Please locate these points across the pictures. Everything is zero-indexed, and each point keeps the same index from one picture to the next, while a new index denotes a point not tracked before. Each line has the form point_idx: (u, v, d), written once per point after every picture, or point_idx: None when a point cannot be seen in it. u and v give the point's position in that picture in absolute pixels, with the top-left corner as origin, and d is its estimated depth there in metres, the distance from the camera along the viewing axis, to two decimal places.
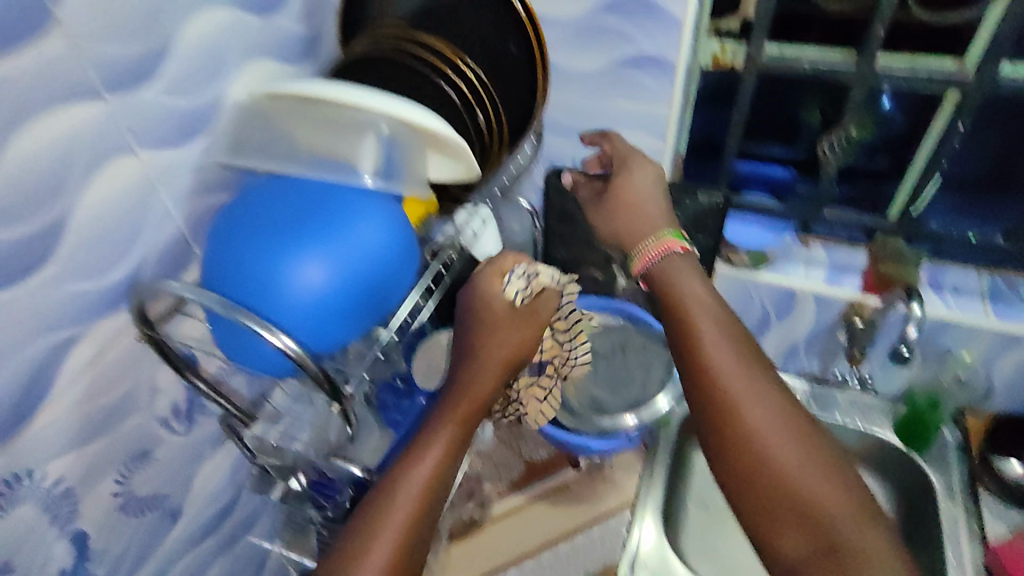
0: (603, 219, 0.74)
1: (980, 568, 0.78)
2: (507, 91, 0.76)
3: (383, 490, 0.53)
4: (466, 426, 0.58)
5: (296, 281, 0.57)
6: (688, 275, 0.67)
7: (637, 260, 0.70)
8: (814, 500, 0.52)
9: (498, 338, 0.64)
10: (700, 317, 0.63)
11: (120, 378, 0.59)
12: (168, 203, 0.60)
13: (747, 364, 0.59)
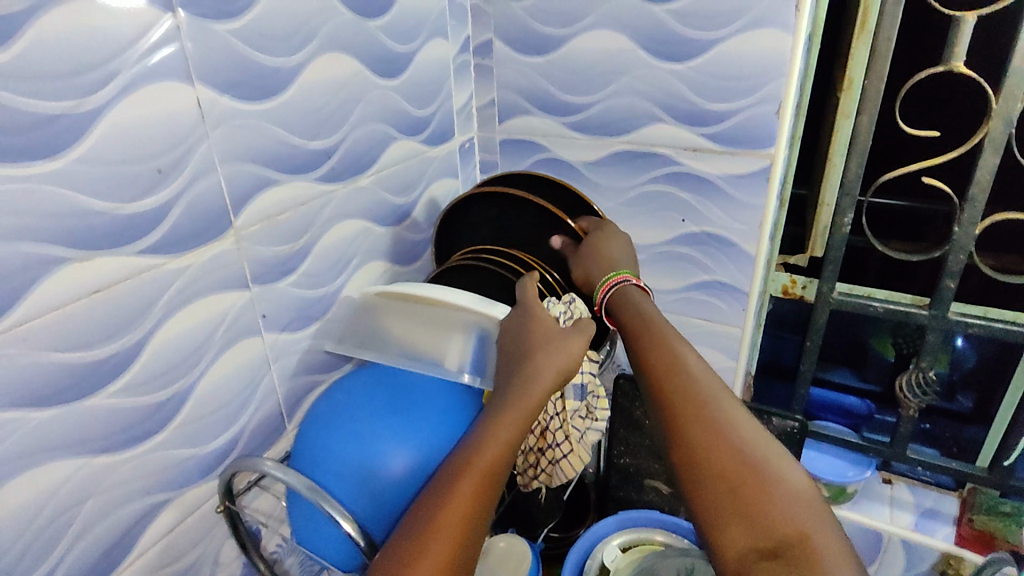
0: (575, 264, 0.73)
1: None
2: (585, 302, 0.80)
3: (426, 515, 0.50)
4: (498, 446, 0.55)
5: (379, 468, 0.58)
6: (643, 305, 0.64)
7: (603, 283, 0.68)
8: (773, 498, 0.47)
9: (547, 358, 0.61)
10: (670, 339, 0.59)
11: (190, 548, 0.59)
12: (274, 380, 0.65)
13: (708, 379, 0.55)
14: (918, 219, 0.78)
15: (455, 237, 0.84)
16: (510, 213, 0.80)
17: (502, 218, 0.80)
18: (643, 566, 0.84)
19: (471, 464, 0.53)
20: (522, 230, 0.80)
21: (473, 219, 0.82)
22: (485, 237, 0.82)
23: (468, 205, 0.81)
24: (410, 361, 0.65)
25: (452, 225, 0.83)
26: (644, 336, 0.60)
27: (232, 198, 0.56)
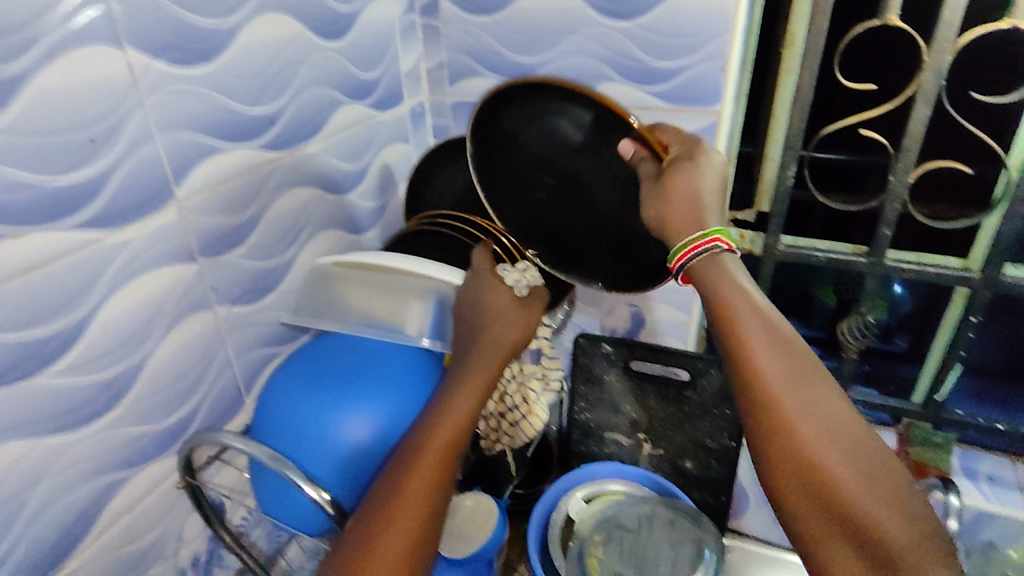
0: (652, 204, 0.59)
1: None
2: (636, 231, 0.71)
3: (385, 494, 0.51)
4: (457, 424, 0.55)
5: (340, 435, 0.59)
6: (729, 280, 0.53)
7: (680, 250, 0.56)
8: (893, 533, 0.43)
9: (497, 333, 0.62)
10: (756, 327, 0.51)
11: (153, 524, 0.59)
12: (229, 355, 0.64)
13: (809, 386, 0.48)
14: (855, 171, 0.81)
15: (492, 132, 0.72)
16: (568, 117, 0.68)
17: (556, 115, 0.68)
18: (605, 519, 0.89)
19: (427, 448, 0.53)
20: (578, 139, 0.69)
21: (520, 111, 0.70)
22: (529, 140, 0.71)
23: (523, 95, 0.68)
24: (371, 329, 0.66)
25: (491, 122, 0.71)
26: (723, 326, 0.52)
27: (172, 167, 0.54)
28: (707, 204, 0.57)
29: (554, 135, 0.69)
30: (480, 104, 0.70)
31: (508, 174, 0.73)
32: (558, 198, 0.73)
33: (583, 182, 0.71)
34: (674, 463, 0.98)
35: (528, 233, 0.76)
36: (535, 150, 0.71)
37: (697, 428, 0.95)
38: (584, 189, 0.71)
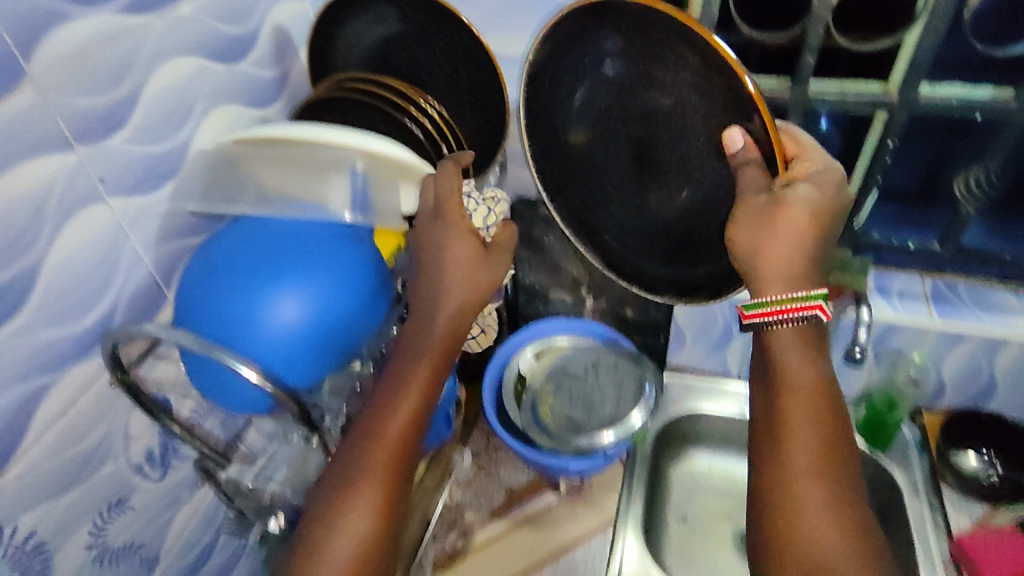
0: (746, 218, 0.56)
1: (948, 560, 0.86)
2: (690, 234, 0.68)
3: (336, 499, 0.54)
4: (401, 417, 0.57)
5: (271, 315, 0.58)
6: (795, 354, 0.54)
7: (761, 305, 0.55)
8: None
9: (452, 283, 0.60)
10: (799, 402, 0.53)
11: (94, 426, 0.59)
12: (138, 249, 0.60)
13: (830, 462, 0.52)
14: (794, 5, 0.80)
15: (567, 57, 0.64)
16: (674, 76, 0.59)
17: (655, 67, 0.60)
18: (555, 371, 0.96)
19: (370, 455, 0.55)
20: (669, 94, 0.61)
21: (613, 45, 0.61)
22: (612, 81, 0.64)
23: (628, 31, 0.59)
24: (286, 206, 0.62)
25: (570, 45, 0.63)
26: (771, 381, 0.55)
27: (13, 37, 0.47)
28: (809, 237, 0.54)
29: (653, 85, 0.61)
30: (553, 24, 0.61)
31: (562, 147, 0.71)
32: (610, 152, 0.69)
33: (656, 158, 0.66)
34: (617, 312, 1.03)
35: (556, 181, 0.74)
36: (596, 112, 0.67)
37: None
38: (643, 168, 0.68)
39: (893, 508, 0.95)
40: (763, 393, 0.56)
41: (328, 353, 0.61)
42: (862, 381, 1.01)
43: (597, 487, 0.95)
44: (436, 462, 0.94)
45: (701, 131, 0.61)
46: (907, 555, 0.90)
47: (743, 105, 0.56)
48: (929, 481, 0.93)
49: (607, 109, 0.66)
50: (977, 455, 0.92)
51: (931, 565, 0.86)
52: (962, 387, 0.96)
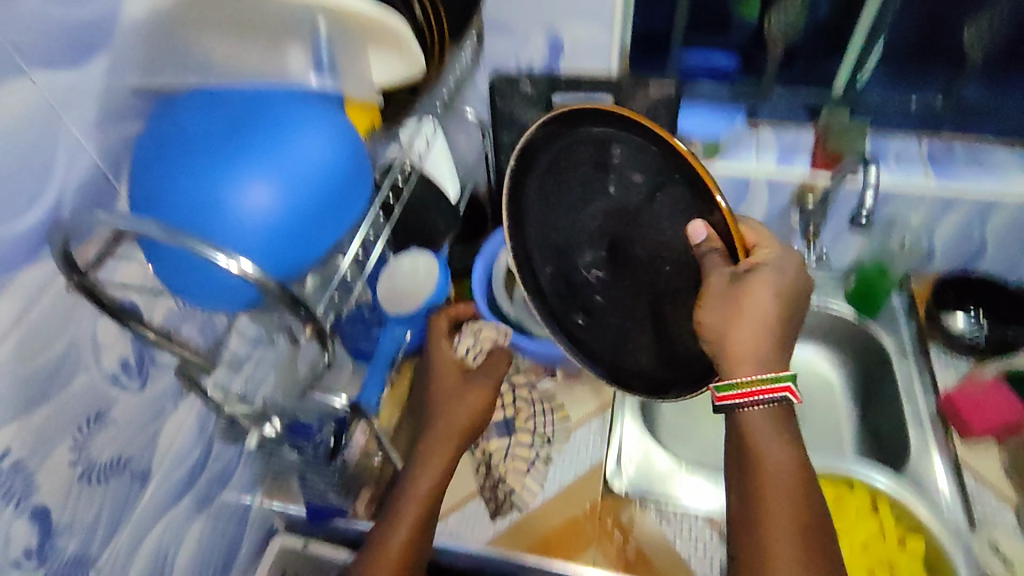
0: (717, 308, 0.58)
1: (935, 414, 0.89)
2: (663, 318, 0.71)
3: (376, 548, 0.65)
4: (402, 544, 0.66)
5: (242, 200, 0.50)
6: (763, 433, 0.56)
7: (732, 388, 0.57)
8: None
9: (459, 410, 0.74)
10: (775, 488, 0.53)
11: (57, 334, 0.53)
12: (76, 135, 0.52)
13: (801, 527, 0.52)
14: None
15: (556, 149, 0.70)
16: (629, 163, 0.66)
17: (609, 153, 0.67)
18: None
19: (400, 519, 0.67)
20: (637, 171, 0.66)
21: (586, 135, 0.67)
22: (582, 170, 0.70)
23: (615, 133, 0.65)
24: (243, 76, 0.55)
25: (557, 141, 0.69)
26: (746, 448, 0.56)
27: None
28: (770, 325, 0.57)
29: (601, 162, 0.68)
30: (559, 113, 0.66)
31: (541, 215, 0.75)
32: (580, 233, 0.74)
33: (628, 247, 0.71)
34: None
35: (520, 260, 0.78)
36: (572, 178, 0.71)
37: None
38: (614, 247, 0.73)
39: (883, 371, 0.97)
40: (738, 480, 0.56)
41: (315, 233, 0.54)
42: (852, 252, 0.99)
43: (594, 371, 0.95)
44: None
45: (668, 225, 0.67)
46: (894, 413, 0.93)
47: (704, 199, 0.61)
48: (917, 341, 0.96)
49: (565, 172, 0.71)
50: (964, 316, 0.94)
51: (919, 420, 0.89)
52: (953, 251, 0.96)
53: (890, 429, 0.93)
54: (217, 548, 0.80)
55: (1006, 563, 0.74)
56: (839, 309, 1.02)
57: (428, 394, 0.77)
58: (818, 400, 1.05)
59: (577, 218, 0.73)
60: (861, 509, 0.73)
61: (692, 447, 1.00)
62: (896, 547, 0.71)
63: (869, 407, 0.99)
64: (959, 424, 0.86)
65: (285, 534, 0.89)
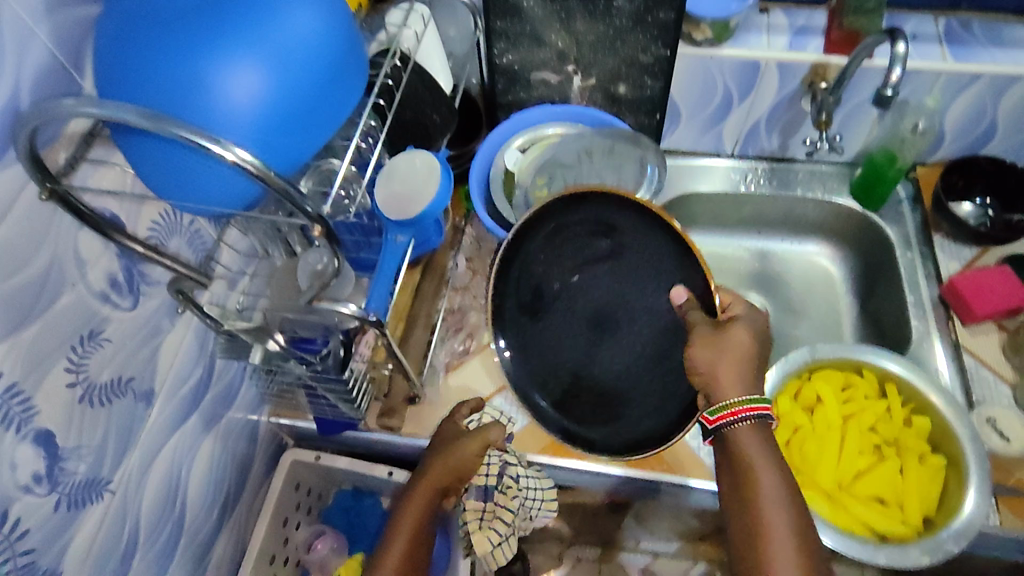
0: (701, 348, 0.58)
1: (937, 302, 0.89)
2: (661, 396, 0.65)
3: None
4: None
5: (228, 85, 0.44)
6: (768, 474, 0.54)
7: (715, 410, 0.57)
8: None
9: (447, 463, 0.72)
10: (775, 504, 0.53)
11: (34, 248, 0.48)
12: (26, 19, 0.45)
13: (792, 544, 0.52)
14: None
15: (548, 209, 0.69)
16: (613, 221, 0.67)
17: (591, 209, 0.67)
18: (545, 162, 0.91)
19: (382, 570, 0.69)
20: (613, 232, 0.67)
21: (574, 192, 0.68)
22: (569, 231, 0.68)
23: (612, 211, 0.66)
24: None
25: (542, 196, 0.67)
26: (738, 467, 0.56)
27: None
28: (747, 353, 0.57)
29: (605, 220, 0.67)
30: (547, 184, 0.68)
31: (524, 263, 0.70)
32: (572, 311, 0.69)
33: (611, 323, 0.68)
34: (608, 91, 0.93)
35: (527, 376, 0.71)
36: (558, 232, 0.68)
37: (632, 44, 0.84)
38: (600, 326, 0.68)
39: (881, 263, 0.99)
40: (731, 500, 0.56)
41: (314, 119, 0.48)
42: (860, 141, 0.97)
43: None
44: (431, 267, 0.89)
45: (652, 298, 0.66)
46: (896, 303, 0.93)
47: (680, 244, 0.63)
48: (922, 230, 0.95)
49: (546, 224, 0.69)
50: (969, 204, 0.93)
51: (921, 308, 0.89)
52: (962, 138, 0.93)
53: (892, 321, 0.94)
54: (229, 466, 0.79)
55: (1002, 437, 0.77)
56: (843, 201, 1.00)
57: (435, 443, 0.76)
58: (820, 295, 1.07)
59: (542, 272, 0.69)
60: (868, 394, 0.73)
61: None
62: (902, 427, 0.72)
63: (869, 298, 1.01)
64: (962, 312, 0.86)
65: (294, 449, 0.89)
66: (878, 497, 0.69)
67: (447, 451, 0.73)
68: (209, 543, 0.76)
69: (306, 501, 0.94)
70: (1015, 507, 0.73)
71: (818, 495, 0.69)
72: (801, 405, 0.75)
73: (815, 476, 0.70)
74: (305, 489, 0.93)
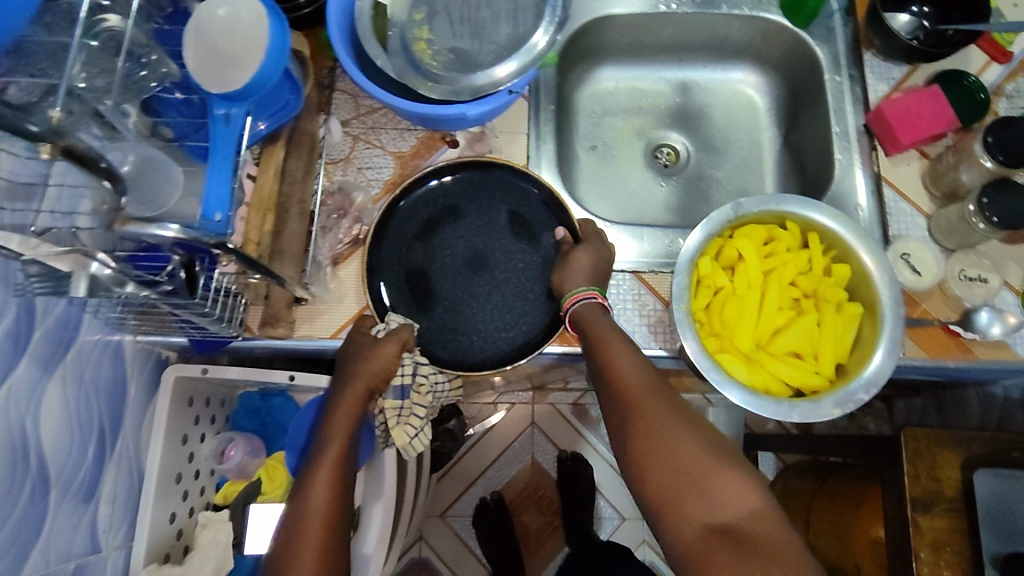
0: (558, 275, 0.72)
1: (862, 131, 0.83)
2: (533, 288, 0.75)
3: (296, 519, 0.61)
4: (321, 514, 0.61)
5: None
6: (625, 355, 0.64)
7: (567, 299, 0.68)
8: (733, 515, 0.54)
9: (363, 360, 0.68)
10: (619, 348, 0.64)
11: None
12: None
13: (658, 394, 0.61)
14: None
15: (455, 189, 0.78)
16: (506, 185, 0.78)
17: (480, 177, 0.78)
18: None
19: (319, 475, 0.63)
20: (500, 191, 0.78)
21: (471, 173, 0.78)
22: (471, 202, 0.78)
23: (504, 176, 0.78)
24: None
25: (445, 216, 0.77)
26: (593, 346, 0.65)
27: None
28: (596, 278, 0.70)
29: (495, 183, 0.78)
30: (448, 164, 0.77)
31: (428, 241, 0.76)
32: (467, 279, 0.75)
33: (488, 263, 0.76)
34: None
35: (435, 334, 0.74)
36: (461, 202, 0.78)
37: None
38: (476, 267, 0.76)
39: (808, 88, 0.91)
40: (600, 377, 0.64)
41: None
42: None
43: (500, 136, 0.83)
44: (296, 138, 0.76)
45: (522, 242, 0.77)
46: (821, 133, 0.87)
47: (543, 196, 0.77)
48: (851, 50, 0.86)
49: (447, 198, 0.78)
50: (906, 14, 0.84)
51: (845, 138, 0.83)
52: None
53: (815, 157, 0.88)
54: (97, 398, 0.69)
55: (914, 272, 0.76)
56: (774, 17, 0.88)
57: (342, 355, 0.71)
58: (742, 127, 0.99)
59: (437, 233, 0.77)
60: (791, 247, 0.69)
61: (612, 200, 0.95)
62: (822, 277, 0.68)
63: (793, 128, 0.94)
64: (887, 142, 0.80)
65: (174, 365, 0.78)
66: (795, 351, 0.67)
67: (363, 353, 0.68)
68: (94, 482, 0.69)
69: (207, 412, 0.86)
70: (919, 335, 0.74)
71: (735, 358, 0.65)
72: (722, 264, 0.70)
73: (733, 337, 0.67)
74: (202, 401, 0.84)
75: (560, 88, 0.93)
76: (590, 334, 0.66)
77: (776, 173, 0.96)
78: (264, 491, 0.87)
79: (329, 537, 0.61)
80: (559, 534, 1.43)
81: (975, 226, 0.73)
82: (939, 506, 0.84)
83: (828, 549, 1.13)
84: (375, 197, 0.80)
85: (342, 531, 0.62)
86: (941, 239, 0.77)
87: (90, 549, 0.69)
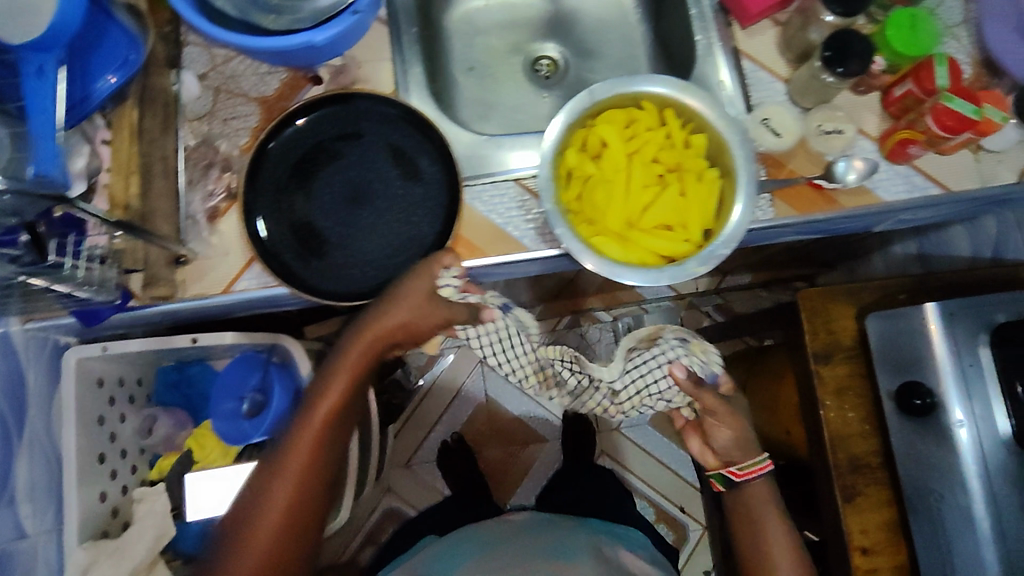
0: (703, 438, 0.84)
1: (718, 9, 0.85)
2: (415, 212, 0.76)
3: (264, 486, 0.67)
4: (288, 493, 0.66)
5: None
6: (770, 496, 0.79)
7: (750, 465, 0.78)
8: None
9: (377, 324, 0.68)
10: (773, 521, 0.78)
11: None
12: None
13: (794, 547, 0.78)
14: None
15: (321, 125, 0.76)
16: (371, 114, 0.77)
17: (344, 109, 0.77)
18: None
19: (296, 445, 0.67)
20: (367, 121, 0.77)
21: (335, 107, 0.77)
22: (335, 137, 0.76)
23: (370, 106, 0.77)
24: None
25: (317, 157, 0.76)
26: (754, 508, 0.79)
27: None
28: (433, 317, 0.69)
29: (360, 116, 0.77)
30: (309, 101, 0.76)
31: (299, 183, 0.75)
32: (349, 216, 0.75)
33: (366, 194, 0.76)
34: None
35: (325, 272, 0.74)
36: (329, 139, 0.76)
37: None
38: (356, 201, 0.76)
39: None
40: (746, 514, 0.80)
41: None
42: None
43: (363, 66, 0.82)
44: (149, 95, 0.74)
45: (392, 168, 0.76)
46: (682, 19, 0.88)
47: (411, 117, 0.77)
48: None
49: (308, 139, 0.76)
50: None
51: (703, 19, 0.85)
52: None
53: (679, 44, 0.90)
54: None
55: (775, 134, 0.78)
56: None
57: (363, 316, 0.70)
58: (613, 27, 1.00)
59: (311, 173, 0.76)
60: (651, 126, 0.71)
61: (496, 119, 0.96)
62: (683, 150, 0.71)
63: (658, 19, 0.95)
64: (739, 16, 0.82)
65: (74, 349, 0.76)
66: (665, 224, 0.69)
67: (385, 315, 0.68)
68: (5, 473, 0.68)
69: (122, 392, 0.85)
70: (786, 196, 0.78)
71: (609, 239, 0.68)
72: (589, 155, 0.72)
73: (605, 221, 0.69)
74: (114, 381, 0.83)
75: (423, 12, 0.92)
76: (745, 490, 0.80)
77: (652, 67, 0.97)
78: (197, 460, 0.89)
79: (295, 507, 0.67)
80: (534, 444, 1.48)
81: (826, 80, 0.76)
82: (839, 356, 0.90)
83: (763, 420, 1.21)
84: (244, 146, 0.77)
85: (314, 499, 0.68)
86: (799, 99, 0.81)
87: (16, 537, 0.69)
